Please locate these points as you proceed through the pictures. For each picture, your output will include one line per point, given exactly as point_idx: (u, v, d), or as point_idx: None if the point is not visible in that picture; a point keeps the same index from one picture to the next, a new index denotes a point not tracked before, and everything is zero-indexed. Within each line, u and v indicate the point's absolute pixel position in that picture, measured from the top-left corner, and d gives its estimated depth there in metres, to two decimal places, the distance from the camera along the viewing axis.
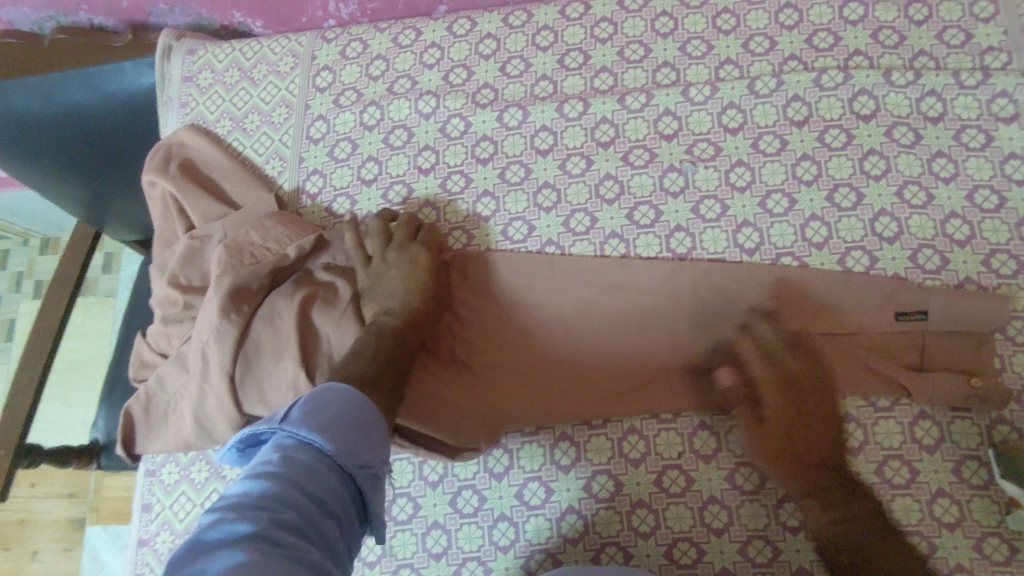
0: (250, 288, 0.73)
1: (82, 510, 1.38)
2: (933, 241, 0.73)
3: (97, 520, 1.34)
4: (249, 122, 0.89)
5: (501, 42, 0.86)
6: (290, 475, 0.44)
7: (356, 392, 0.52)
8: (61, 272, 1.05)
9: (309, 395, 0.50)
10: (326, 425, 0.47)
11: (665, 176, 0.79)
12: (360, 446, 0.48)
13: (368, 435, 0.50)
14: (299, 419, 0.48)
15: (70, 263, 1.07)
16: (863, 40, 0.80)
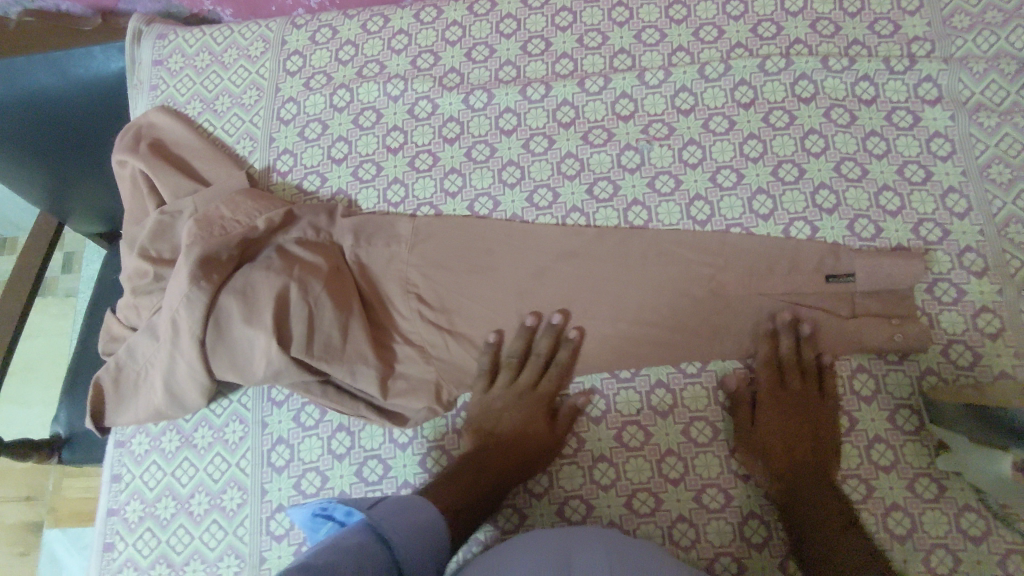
0: (220, 258, 0.74)
1: (39, 513, 1.36)
2: (868, 212, 0.79)
3: (55, 522, 1.33)
4: (220, 103, 0.91)
5: (467, 29, 0.90)
6: (351, 549, 0.54)
7: (410, 506, 0.63)
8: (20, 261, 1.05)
9: (394, 506, 0.62)
10: (396, 536, 0.59)
11: (623, 155, 0.84)
12: (413, 553, 0.59)
13: (418, 536, 0.60)
14: (378, 523, 0.59)
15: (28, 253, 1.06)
16: (803, 30, 0.86)
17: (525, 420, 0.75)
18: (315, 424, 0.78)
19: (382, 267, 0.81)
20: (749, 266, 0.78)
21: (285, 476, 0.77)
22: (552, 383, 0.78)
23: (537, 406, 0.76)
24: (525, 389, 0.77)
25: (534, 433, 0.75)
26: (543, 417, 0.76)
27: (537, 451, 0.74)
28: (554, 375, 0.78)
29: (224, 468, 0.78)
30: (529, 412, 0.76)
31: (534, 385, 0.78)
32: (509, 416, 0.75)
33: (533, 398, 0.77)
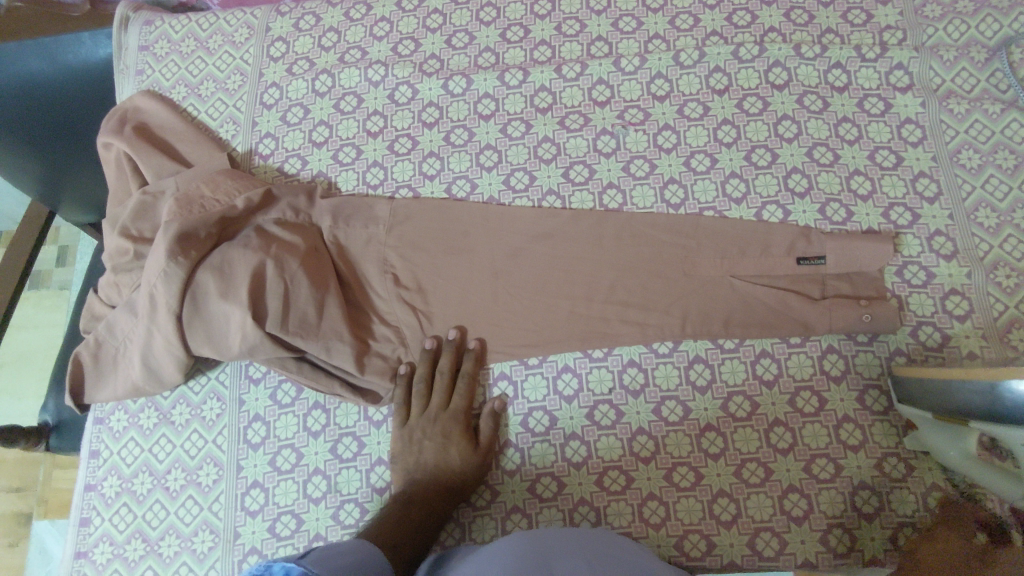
0: (198, 235, 0.75)
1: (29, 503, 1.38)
2: (839, 196, 0.80)
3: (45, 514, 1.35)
4: (204, 88, 0.92)
5: (448, 17, 0.92)
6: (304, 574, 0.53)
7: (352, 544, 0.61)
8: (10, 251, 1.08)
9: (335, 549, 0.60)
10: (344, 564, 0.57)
11: (599, 139, 0.85)
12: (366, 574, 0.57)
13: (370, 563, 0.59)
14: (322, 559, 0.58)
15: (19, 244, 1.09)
16: (777, 19, 0.87)
17: (443, 443, 0.74)
18: (291, 401, 0.79)
19: (358, 248, 0.82)
20: (721, 247, 0.79)
21: (261, 452, 0.77)
22: (462, 398, 0.77)
23: (451, 424, 0.75)
24: (437, 410, 0.76)
25: (454, 453, 0.74)
26: (461, 435, 0.75)
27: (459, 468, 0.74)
28: (463, 390, 0.77)
29: (201, 445, 0.79)
30: (445, 432, 0.75)
31: (444, 405, 0.76)
32: (428, 444, 0.74)
33: (446, 417, 0.76)
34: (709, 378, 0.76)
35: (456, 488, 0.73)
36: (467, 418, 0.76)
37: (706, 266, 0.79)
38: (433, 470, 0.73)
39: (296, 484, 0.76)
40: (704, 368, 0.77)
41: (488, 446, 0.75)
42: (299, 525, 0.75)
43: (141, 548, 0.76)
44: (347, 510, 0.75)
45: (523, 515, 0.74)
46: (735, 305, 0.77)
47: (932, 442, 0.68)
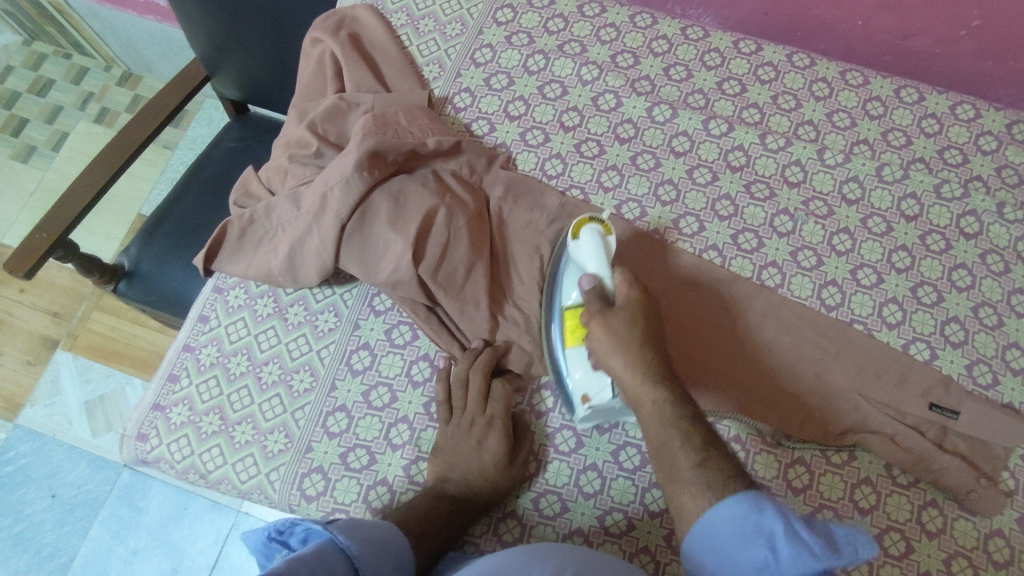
0: (386, 157, 0.76)
1: (58, 333, 1.61)
2: (991, 361, 0.79)
3: (71, 348, 1.59)
4: (423, 24, 0.94)
5: (673, 47, 0.93)
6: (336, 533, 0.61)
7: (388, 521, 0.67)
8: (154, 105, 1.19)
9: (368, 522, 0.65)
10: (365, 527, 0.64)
11: (777, 216, 0.85)
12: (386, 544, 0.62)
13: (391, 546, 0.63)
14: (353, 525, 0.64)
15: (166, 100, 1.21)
16: (987, 170, 0.87)
17: (477, 449, 0.72)
18: (403, 344, 0.80)
19: (520, 228, 0.82)
20: (859, 363, 0.79)
21: (358, 381, 0.78)
22: (499, 404, 0.75)
23: (487, 430, 0.73)
24: (476, 412, 0.74)
25: (489, 460, 0.71)
26: (498, 443, 0.73)
27: (496, 479, 0.71)
28: (498, 396, 0.75)
29: (304, 351, 0.79)
30: (481, 438, 0.73)
31: (483, 409, 0.75)
32: (465, 446, 0.72)
33: (482, 421, 0.74)
34: (806, 482, 0.74)
35: (489, 500, 0.71)
36: (505, 427, 0.74)
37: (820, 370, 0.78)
38: (471, 477, 0.70)
39: (381, 424, 0.76)
40: (804, 472, 0.75)
41: (520, 461, 0.73)
42: (370, 463, 0.74)
43: (216, 424, 0.77)
44: (419, 467, 0.74)
45: (585, 540, 0.72)
46: (846, 411, 0.76)
47: (574, 380, 0.72)
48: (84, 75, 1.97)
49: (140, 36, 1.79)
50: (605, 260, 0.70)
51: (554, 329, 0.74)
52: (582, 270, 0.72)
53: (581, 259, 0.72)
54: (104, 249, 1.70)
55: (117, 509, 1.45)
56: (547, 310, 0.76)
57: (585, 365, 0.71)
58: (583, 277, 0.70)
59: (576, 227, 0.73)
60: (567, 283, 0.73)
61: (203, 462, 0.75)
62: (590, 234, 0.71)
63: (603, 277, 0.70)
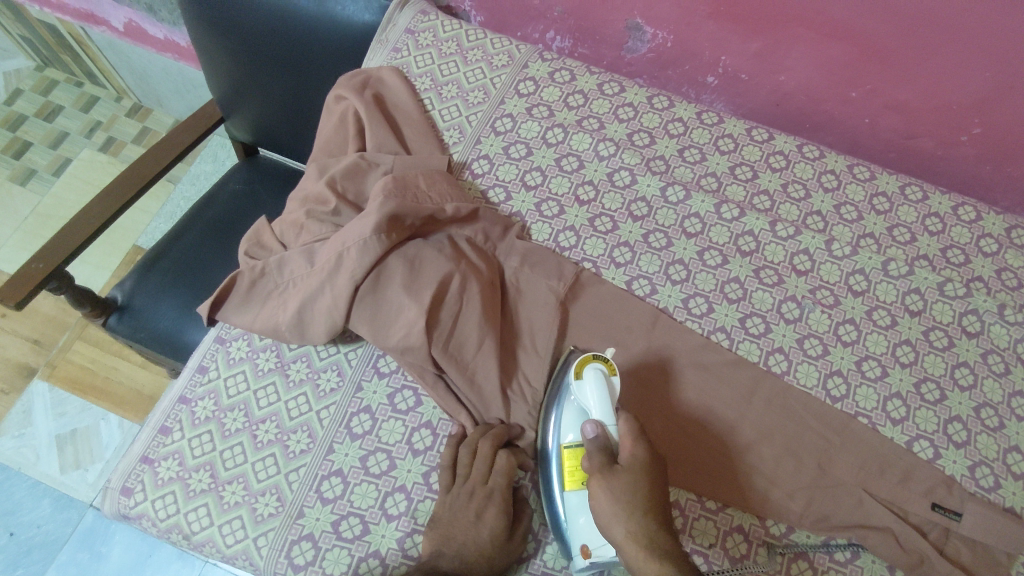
0: (405, 221, 0.76)
1: (36, 361, 1.57)
2: (992, 463, 0.79)
3: (49, 378, 1.54)
4: (447, 90, 0.96)
5: (688, 130, 0.96)
6: None
7: None
8: (166, 145, 1.20)
9: None
10: None
11: (784, 303, 0.86)
12: None
13: None
14: None
15: (179, 141, 1.21)
16: (988, 271, 0.89)
17: (475, 522, 0.68)
18: (405, 409, 0.78)
19: (532, 298, 0.82)
20: (862, 458, 0.78)
21: (357, 445, 0.75)
22: (502, 475, 0.72)
23: (486, 503, 0.70)
24: (476, 482, 0.71)
25: (486, 536, 0.68)
26: (496, 518, 0.69)
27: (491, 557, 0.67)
28: (503, 467, 0.72)
29: (303, 410, 0.77)
30: (479, 511, 0.69)
31: (484, 479, 0.71)
32: (462, 517, 0.69)
33: (482, 492, 0.70)
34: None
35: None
36: (505, 500, 0.71)
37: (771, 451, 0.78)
38: (465, 553, 0.66)
39: (377, 492, 0.73)
40: (806, 567, 0.74)
41: (518, 538, 0.70)
42: (363, 533, 0.71)
43: (206, 482, 0.74)
44: (414, 541, 0.71)
45: None
46: (812, 489, 0.76)
47: (574, 531, 0.68)
48: (94, 104, 1.99)
49: (156, 72, 1.81)
50: (608, 407, 0.69)
51: (552, 475, 0.71)
52: (585, 414, 0.70)
53: (583, 402, 0.70)
54: (94, 278, 1.67)
55: (76, 553, 1.38)
56: (541, 461, 0.73)
57: (584, 518, 0.68)
58: (586, 422, 0.69)
59: (580, 366, 0.72)
60: (566, 422, 0.72)
61: (188, 522, 0.72)
62: (592, 378, 0.70)
63: (606, 424, 0.69)
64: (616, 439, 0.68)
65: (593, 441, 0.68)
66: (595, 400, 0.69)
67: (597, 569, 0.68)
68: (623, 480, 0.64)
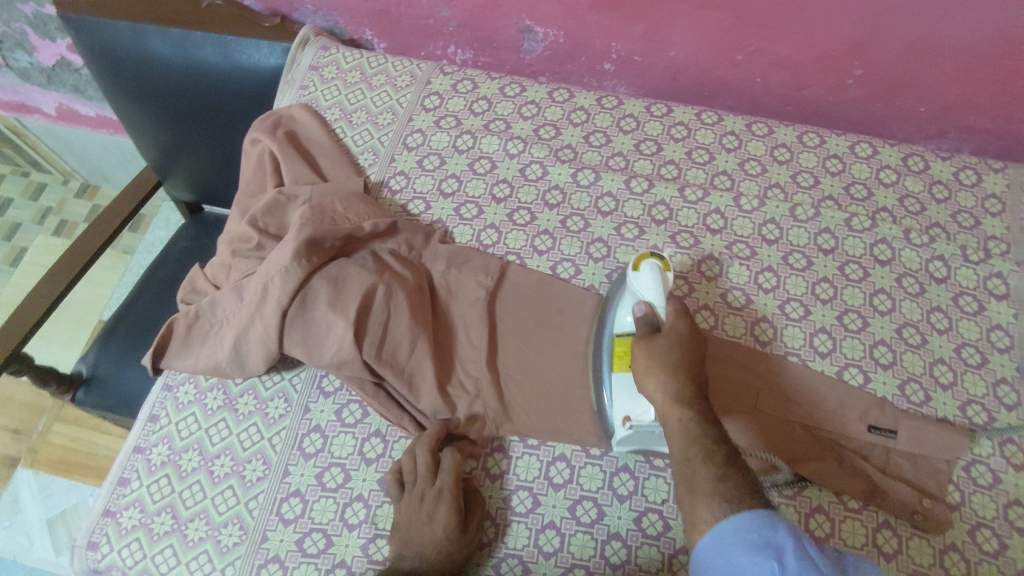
0: (324, 244, 0.80)
1: (18, 450, 1.57)
2: (921, 378, 0.83)
3: (32, 465, 1.55)
4: (356, 116, 1.00)
5: (590, 116, 1.00)
6: None
7: None
8: (108, 215, 1.23)
9: None
10: None
11: (703, 262, 0.90)
12: None
13: None
14: None
15: (119, 209, 1.23)
16: (890, 201, 0.93)
17: (427, 523, 0.70)
18: (354, 422, 0.80)
19: (460, 298, 0.86)
20: (796, 395, 0.81)
21: (311, 464, 0.78)
22: (450, 472, 0.74)
23: (438, 500, 0.72)
24: (425, 486, 0.73)
25: (441, 532, 0.70)
26: (450, 512, 0.71)
27: (452, 549, 0.70)
28: (450, 465, 0.74)
29: (255, 440, 0.80)
30: (434, 509, 0.71)
31: (433, 480, 0.73)
32: (416, 521, 0.71)
33: (431, 491, 0.72)
34: None
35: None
36: (455, 496, 0.72)
37: (742, 404, 0.81)
38: (425, 550, 0.69)
39: (336, 505, 0.76)
40: None
41: (473, 528, 0.72)
42: (327, 546, 0.73)
43: (168, 524, 0.76)
44: (377, 545, 0.73)
45: None
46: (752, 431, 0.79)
47: (619, 402, 0.75)
48: (43, 191, 2.00)
49: (96, 149, 1.84)
50: (661, 292, 0.76)
51: (603, 356, 0.79)
52: (638, 299, 0.78)
53: (638, 290, 0.77)
54: (64, 360, 1.68)
55: None
56: (598, 344, 0.81)
57: (627, 392, 0.75)
58: (639, 304, 0.76)
59: (636, 261, 0.79)
60: (623, 310, 0.79)
61: (156, 565, 0.74)
62: (647, 268, 0.77)
63: (657, 306, 0.75)
64: (664, 317, 0.75)
65: (642, 317, 0.75)
66: (650, 290, 0.76)
67: (640, 440, 0.74)
68: (662, 348, 0.72)
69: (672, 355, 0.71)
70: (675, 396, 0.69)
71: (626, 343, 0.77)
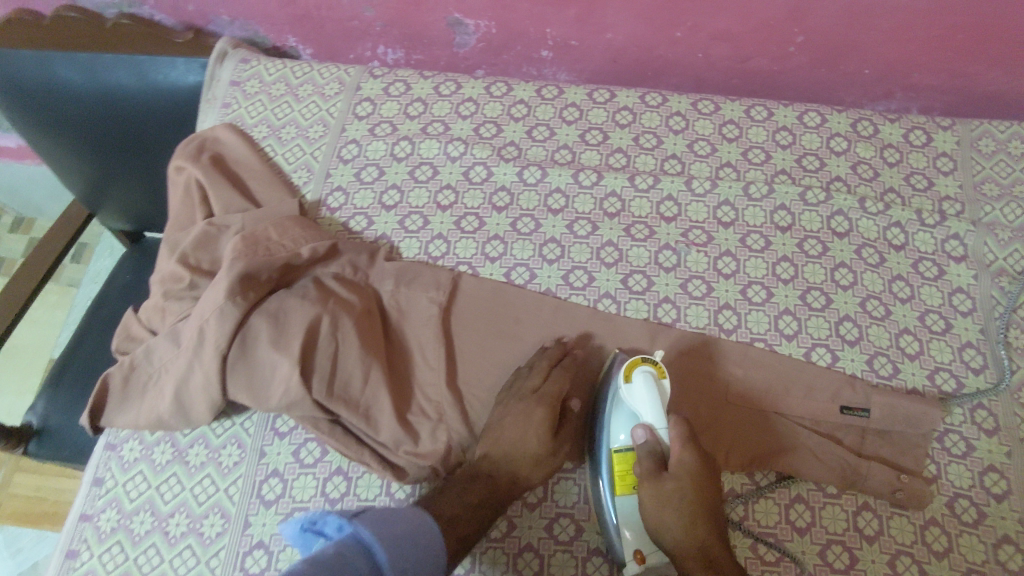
0: (260, 278, 0.75)
1: None
2: (888, 351, 0.82)
3: None
4: (285, 132, 0.95)
5: (531, 109, 0.96)
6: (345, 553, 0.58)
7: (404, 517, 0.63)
8: None
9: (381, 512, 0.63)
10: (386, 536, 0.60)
11: (660, 253, 0.87)
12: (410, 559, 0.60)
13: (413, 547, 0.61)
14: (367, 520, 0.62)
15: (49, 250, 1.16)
16: (844, 170, 0.91)
17: (523, 425, 0.72)
18: (313, 462, 0.77)
19: (413, 317, 0.82)
20: (764, 382, 0.79)
21: (272, 511, 0.74)
22: (553, 385, 0.74)
23: (536, 406, 0.73)
24: (527, 392, 0.74)
25: (533, 444, 0.72)
26: (545, 425, 0.72)
27: (534, 458, 0.72)
28: (557, 378, 0.75)
29: (210, 492, 0.76)
30: (529, 410, 0.73)
31: (536, 388, 0.74)
32: (511, 426, 0.72)
33: (532, 400, 0.73)
34: (741, 513, 0.74)
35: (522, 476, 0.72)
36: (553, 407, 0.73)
37: (711, 397, 0.78)
38: (508, 451, 0.71)
39: None
40: (736, 503, 0.75)
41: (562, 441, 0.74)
42: None
43: None
44: None
45: None
46: (723, 425, 0.77)
47: (626, 532, 0.69)
48: None
49: (21, 181, 1.74)
50: (661, 411, 0.70)
51: (601, 474, 0.71)
52: (635, 419, 0.71)
53: (635, 408, 0.70)
54: (17, 406, 1.60)
55: None
56: (592, 457, 0.73)
57: (636, 522, 0.69)
58: (638, 428, 0.69)
59: (630, 368, 0.72)
60: (614, 429, 0.71)
61: None
62: (645, 383, 0.70)
63: (659, 428, 0.69)
64: (666, 441, 0.69)
65: (646, 445, 0.68)
66: (650, 413, 0.69)
67: (646, 575, 0.69)
68: (674, 488, 0.67)
69: (678, 470, 0.67)
70: (699, 545, 0.66)
71: (631, 463, 0.69)
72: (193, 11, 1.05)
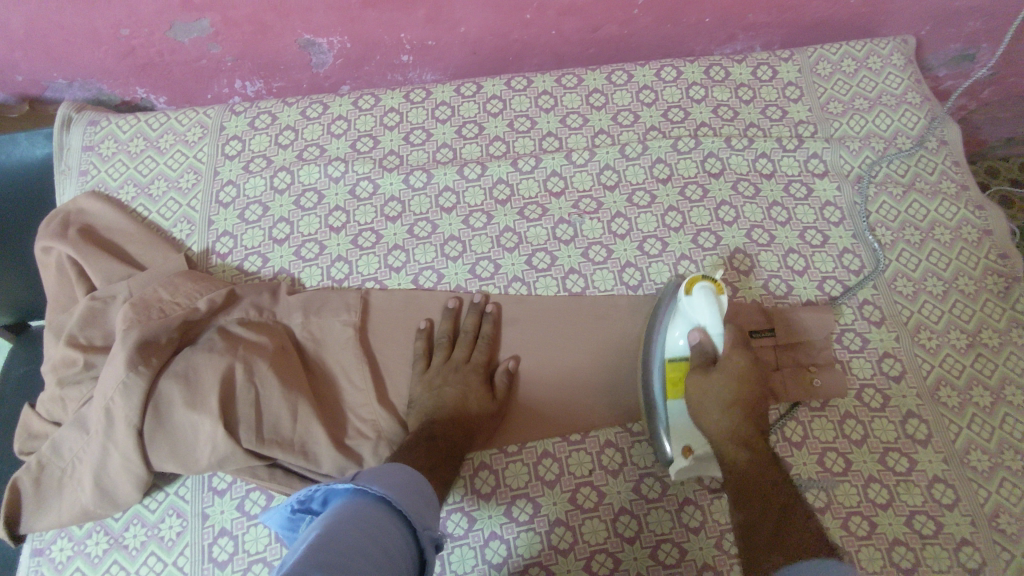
0: (159, 341, 0.72)
1: None
2: (779, 272, 0.88)
3: None
4: (155, 188, 0.92)
5: (404, 115, 0.96)
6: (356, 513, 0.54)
7: (393, 473, 0.61)
8: None
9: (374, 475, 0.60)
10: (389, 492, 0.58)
11: (557, 227, 0.90)
12: (420, 514, 0.59)
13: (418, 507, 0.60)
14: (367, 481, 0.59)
15: None
16: (706, 115, 0.97)
17: (461, 387, 0.76)
18: (259, 511, 0.75)
19: (330, 341, 0.81)
20: None
21: (228, 571, 0.72)
22: (482, 354, 0.80)
23: (472, 375, 0.78)
24: (460, 362, 0.79)
25: (475, 404, 0.76)
26: (480, 390, 0.77)
27: (479, 415, 0.76)
28: (483, 347, 0.80)
29: (159, 569, 0.72)
30: (466, 381, 0.77)
31: (467, 359, 0.80)
32: (450, 384, 0.76)
33: (466, 368, 0.79)
34: None
35: (471, 425, 0.75)
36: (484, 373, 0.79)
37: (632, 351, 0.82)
38: (453, 412, 0.74)
39: None
40: None
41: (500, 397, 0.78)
42: None
43: None
44: None
45: None
46: None
47: (675, 431, 0.74)
48: None
49: None
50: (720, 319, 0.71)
51: (654, 381, 0.76)
52: (692, 323, 0.73)
53: (693, 314, 0.73)
54: None
55: None
56: (646, 363, 0.78)
57: (684, 420, 0.74)
58: (693, 331, 0.73)
59: (689, 284, 0.73)
60: (673, 331, 0.75)
61: None
62: (704, 294, 0.71)
63: (714, 334, 0.72)
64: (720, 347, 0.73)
65: (698, 346, 0.72)
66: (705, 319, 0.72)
67: (701, 469, 0.74)
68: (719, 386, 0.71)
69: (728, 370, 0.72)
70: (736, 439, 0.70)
71: (682, 369, 0.75)
72: (23, 82, 0.99)
